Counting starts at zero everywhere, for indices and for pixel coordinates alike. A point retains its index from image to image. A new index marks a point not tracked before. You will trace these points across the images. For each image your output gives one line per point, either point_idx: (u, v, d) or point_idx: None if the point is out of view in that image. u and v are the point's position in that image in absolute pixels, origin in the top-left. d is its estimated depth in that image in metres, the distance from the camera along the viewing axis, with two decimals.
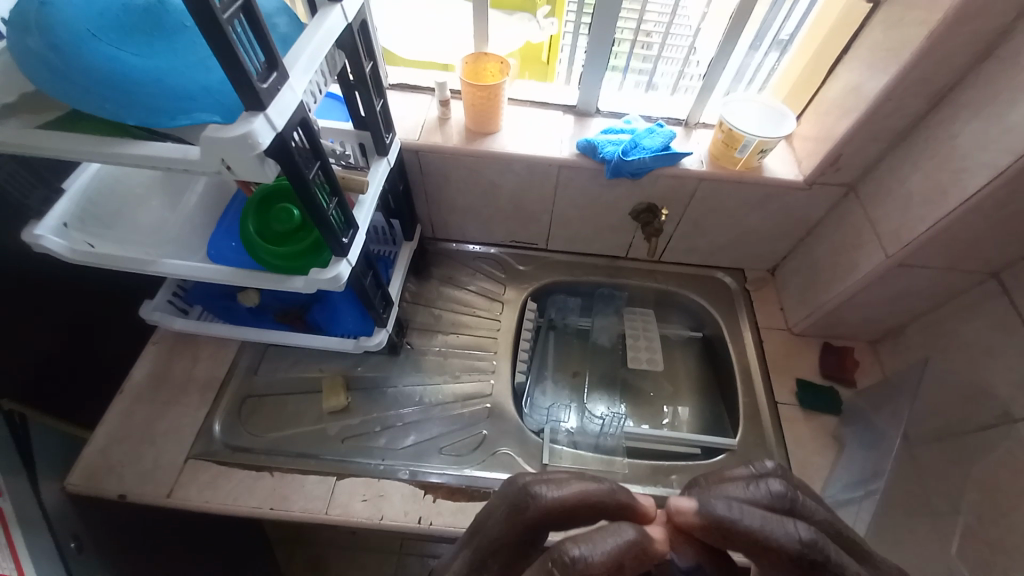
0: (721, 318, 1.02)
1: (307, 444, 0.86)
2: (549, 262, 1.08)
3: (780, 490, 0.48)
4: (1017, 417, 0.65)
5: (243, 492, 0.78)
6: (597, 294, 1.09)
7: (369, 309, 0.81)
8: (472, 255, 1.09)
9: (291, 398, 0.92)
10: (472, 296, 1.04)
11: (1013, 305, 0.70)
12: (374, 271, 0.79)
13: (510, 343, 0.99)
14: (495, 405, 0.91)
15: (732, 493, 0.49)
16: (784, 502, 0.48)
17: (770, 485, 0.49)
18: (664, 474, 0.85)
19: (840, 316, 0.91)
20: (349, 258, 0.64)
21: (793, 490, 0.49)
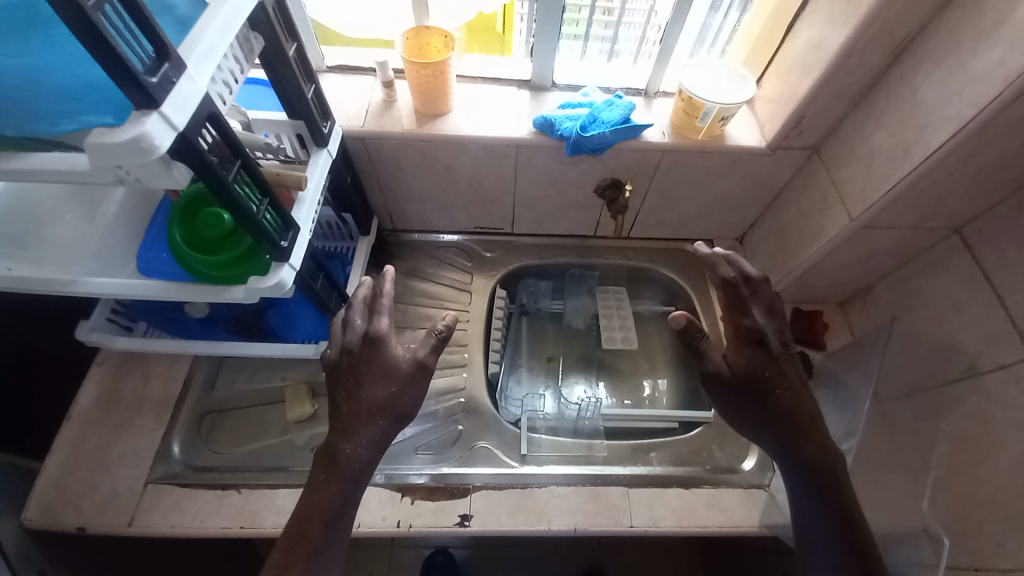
0: (692, 290, 1.01)
1: (275, 457, 0.82)
2: (516, 246, 1.05)
3: (753, 273, 0.67)
4: (984, 369, 0.67)
5: (211, 512, 0.74)
6: (568, 275, 1.06)
7: (320, 305, 0.76)
8: (438, 245, 1.05)
9: (253, 412, 0.86)
10: (441, 287, 1.00)
11: (975, 259, 0.71)
12: (323, 272, 0.74)
13: (482, 333, 0.95)
14: (470, 399, 0.88)
15: (738, 262, 0.67)
16: (754, 280, 0.67)
17: (749, 268, 0.68)
18: (643, 452, 0.84)
19: (808, 281, 0.91)
20: (292, 262, 0.60)
21: (761, 278, 0.67)
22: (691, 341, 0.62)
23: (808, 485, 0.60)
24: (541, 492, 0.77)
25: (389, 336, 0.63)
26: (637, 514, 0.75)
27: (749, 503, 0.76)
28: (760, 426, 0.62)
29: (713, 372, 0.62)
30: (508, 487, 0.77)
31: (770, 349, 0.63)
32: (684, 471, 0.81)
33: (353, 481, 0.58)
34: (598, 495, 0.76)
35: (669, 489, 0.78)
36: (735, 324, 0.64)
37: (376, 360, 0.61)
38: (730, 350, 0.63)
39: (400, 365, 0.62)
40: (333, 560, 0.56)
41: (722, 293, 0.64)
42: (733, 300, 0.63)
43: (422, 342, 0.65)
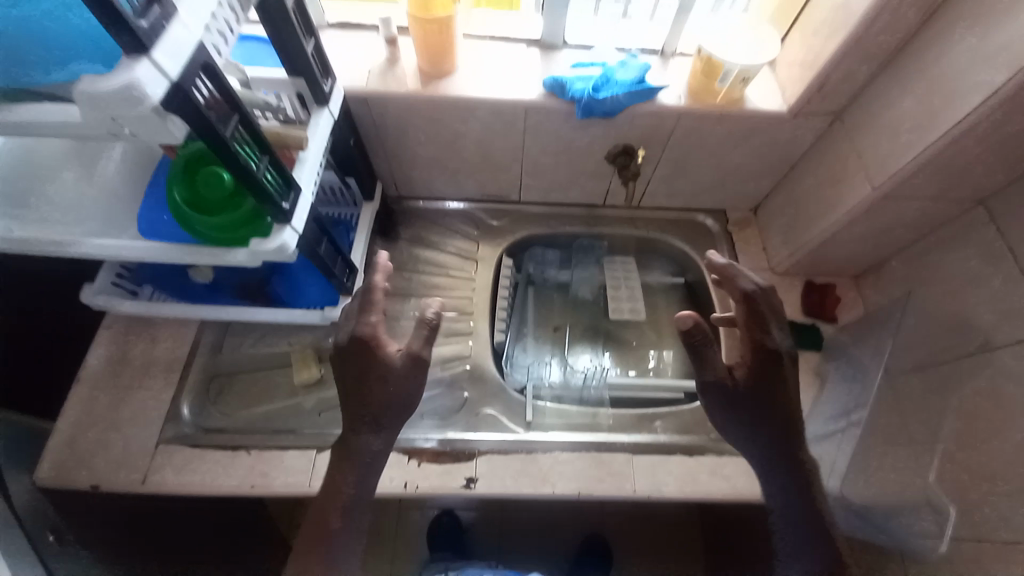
0: (703, 261, 0.99)
1: (284, 420, 0.83)
2: (524, 215, 1.03)
3: (764, 285, 0.67)
4: (998, 345, 0.65)
5: (222, 472, 0.76)
6: (576, 245, 1.04)
7: (327, 274, 0.74)
8: (444, 212, 1.02)
9: (261, 375, 0.87)
10: (447, 256, 0.99)
11: (999, 232, 0.68)
12: (329, 237, 0.72)
13: (488, 302, 0.94)
14: (476, 365, 0.88)
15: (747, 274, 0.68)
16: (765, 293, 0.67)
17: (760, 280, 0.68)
18: (648, 421, 0.84)
19: (823, 254, 0.88)
20: (294, 224, 0.59)
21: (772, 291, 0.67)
22: (694, 344, 0.63)
23: (787, 485, 0.62)
24: (545, 458, 0.77)
25: (379, 332, 0.63)
26: (640, 480, 0.76)
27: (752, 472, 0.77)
28: (747, 434, 0.64)
29: (713, 382, 0.63)
30: (513, 452, 0.78)
31: (778, 368, 0.63)
32: (689, 440, 0.81)
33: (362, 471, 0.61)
34: (602, 461, 0.77)
35: (674, 457, 0.78)
36: (751, 339, 0.64)
37: (365, 355, 0.62)
38: (740, 365, 0.64)
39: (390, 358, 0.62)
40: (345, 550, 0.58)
41: (740, 306, 0.66)
42: (747, 317, 0.65)
43: (417, 336, 0.65)
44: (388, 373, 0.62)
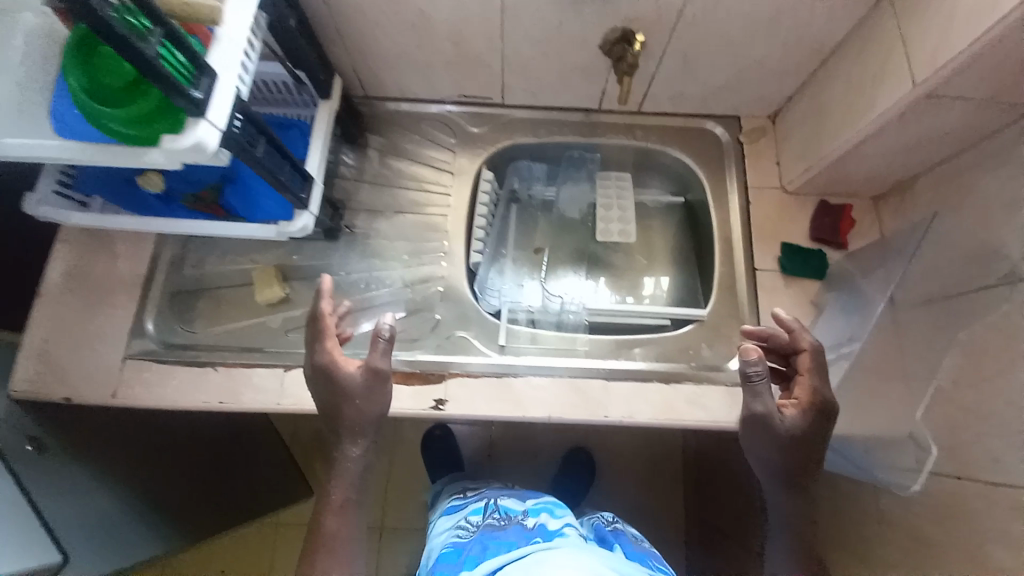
0: (707, 178, 0.88)
1: (251, 337, 0.79)
2: (508, 121, 0.91)
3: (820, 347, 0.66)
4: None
5: (190, 388, 0.75)
6: (565, 158, 0.94)
7: (272, 178, 0.64)
8: (418, 117, 0.91)
9: (225, 293, 0.82)
10: (419, 167, 0.89)
11: None
12: (267, 137, 0.62)
13: (463, 220, 0.86)
14: (449, 288, 0.83)
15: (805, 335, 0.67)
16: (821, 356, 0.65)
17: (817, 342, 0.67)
18: (626, 347, 0.80)
19: (843, 171, 0.77)
20: (212, 119, 0.52)
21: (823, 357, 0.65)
22: (749, 377, 0.59)
23: (796, 509, 0.63)
24: (519, 382, 0.75)
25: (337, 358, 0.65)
26: (613, 407, 0.73)
27: (732, 401, 0.74)
28: (770, 472, 0.63)
29: (761, 415, 0.60)
30: (485, 373, 0.75)
31: (825, 425, 0.62)
32: (667, 367, 0.78)
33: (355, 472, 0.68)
34: (578, 387, 0.74)
35: (651, 384, 0.75)
36: (811, 387, 0.63)
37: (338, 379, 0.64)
38: (794, 404, 0.63)
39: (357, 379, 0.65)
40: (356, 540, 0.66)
41: (807, 355, 0.65)
42: (806, 369, 0.65)
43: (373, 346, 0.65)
44: (354, 393, 0.65)
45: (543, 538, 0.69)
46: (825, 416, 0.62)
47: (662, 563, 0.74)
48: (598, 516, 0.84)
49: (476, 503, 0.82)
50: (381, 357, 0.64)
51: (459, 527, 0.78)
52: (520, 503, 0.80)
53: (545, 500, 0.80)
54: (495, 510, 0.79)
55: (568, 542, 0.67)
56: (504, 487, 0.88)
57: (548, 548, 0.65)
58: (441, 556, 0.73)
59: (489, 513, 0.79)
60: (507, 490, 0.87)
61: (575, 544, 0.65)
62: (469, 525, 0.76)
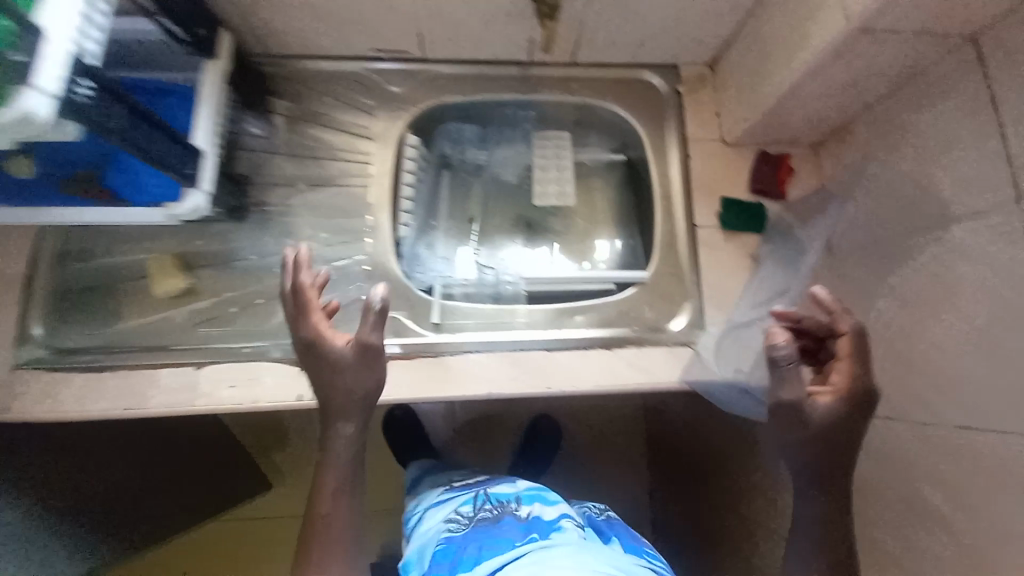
0: (646, 131, 0.83)
1: (155, 335, 0.71)
2: (431, 78, 0.82)
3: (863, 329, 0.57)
4: (956, 219, 0.57)
5: (91, 395, 0.67)
6: (497, 117, 0.87)
7: (139, 152, 0.56)
8: (328, 76, 0.81)
9: (121, 287, 0.73)
10: (334, 134, 0.80)
11: (986, 78, 0.55)
12: (128, 105, 0.53)
13: (388, 189, 0.79)
14: (375, 267, 0.76)
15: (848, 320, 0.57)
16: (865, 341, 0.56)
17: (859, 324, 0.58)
18: (569, 315, 0.76)
19: (781, 117, 0.73)
20: (42, 86, 0.44)
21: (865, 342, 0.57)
22: (774, 362, 0.54)
23: (822, 512, 0.57)
24: (452, 358, 0.71)
25: (323, 333, 0.60)
26: (556, 377, 0.71)
27: (673, 361, 0.72)
28: (792, 461, 0.58)
29: (789, 403, 0.55)
30: (417, 355, 0.71)
31: (861, 417, 0.56)
32: (610, 334, 0.75)
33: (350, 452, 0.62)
34: (517, 359, 0.72)
35: (592, 351, 0.73)
36: (850, 373, 0.56)
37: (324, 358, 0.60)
38: (828, 392, 0.56)
39: (346, 357, 0.59)
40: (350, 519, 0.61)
41: (847, 339, 0.57)
42: (845, 353, 0.57)
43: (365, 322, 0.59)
44: (345, 372, 0.60)
45: (541, 534, 0.66)
46: (863, 408, 0.56)
47: (654, 552, 0.73)
48: (587, 505, 0.82)
49: (465, 494, 0.79)
50: (374, 331, 0.58)
51: (450, 520, 0.74)
52: (511, 489, 0.78)
53: (535, 487, 0.78)
54: (486, 501, 0.76)
55: (568, 540, 0.65)
56: (491, 477, 0.85)
57: (550, 551, 0.63)
58: (434, 554, 0.69)
59: (480, 505, 0.76)
60: (496, 480, 0.84)
61: (575, 544, 0.63)
62: (460, 519, 0.73)
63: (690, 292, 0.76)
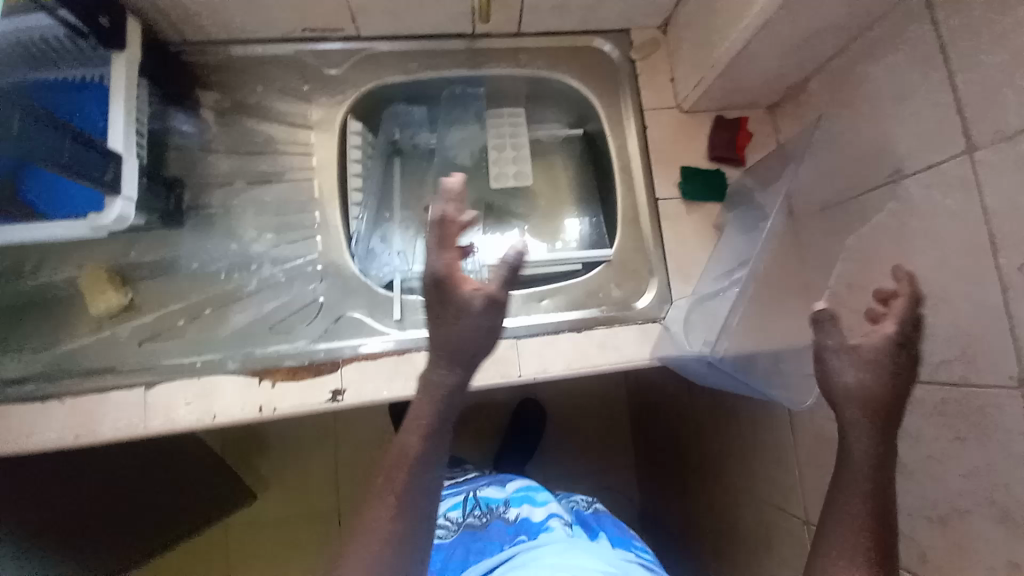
0: (600, 101, 0.81)
1: (99, 356, 0.67)
2: (369, 58, 0.77)
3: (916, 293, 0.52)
4: (909, 173, 0.57)
5: (35, 426, 0.63)
6: (445, 96, 0.83)
7: (48, 161, 0.51)
8: (257, 63, 0.76)
9: (54, 308, 0.68)
10: (271, 126, 0.75)
11: (934, 26, 0.54)
12: (19, 110, 0.48)
13: (336, 180, 0.75)
14: (329, 265, 0.72)
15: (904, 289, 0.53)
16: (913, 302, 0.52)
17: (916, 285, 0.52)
18: (535, 301, 0.74)
19: (736, 79, 0.71)
20: None
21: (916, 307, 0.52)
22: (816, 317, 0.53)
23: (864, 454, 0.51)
24: (420, 355, 0.68)
25: (459, 273, 0.49)
26: (526, 364, 0.70)
27: (643, 338, 0.72)
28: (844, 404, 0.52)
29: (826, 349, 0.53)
30: (381, 355, 0.67)
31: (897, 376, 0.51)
32: (578, 315, 0.74)
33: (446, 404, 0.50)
34: None
35: (561, 336, 0.71)
36: (893, 329, 0.51)
37: (453, 304, 0.49)
38: (869, 340, 0.52)
39: (475, 309, 0.49)
40: (433, 482, 0.49)
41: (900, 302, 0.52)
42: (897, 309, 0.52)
43: (494, 274, 0.50)
44: (466, 324, 0.49)
45: (529, 536, 0.69)
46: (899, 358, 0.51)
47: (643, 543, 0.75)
48: (575, 498, 0.83)
49: (454, 497, 0.79)
50: (503, 285, 0.50)
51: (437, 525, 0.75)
52: (500, 489, 0.79)
53: (523, 483, 0.79)
54: (475, 504, 0.77)
55: (553, 539, 0.67)
56: (477, 475, 0.85)
57: (536, 554, 0.64)
58: None
59: (469, 508, 0.76)
60: (485, 477, 0.85)
61: (564, 542, 0.66)
62: (449, 526, 0.74)
63: (655, 266, 0.76)
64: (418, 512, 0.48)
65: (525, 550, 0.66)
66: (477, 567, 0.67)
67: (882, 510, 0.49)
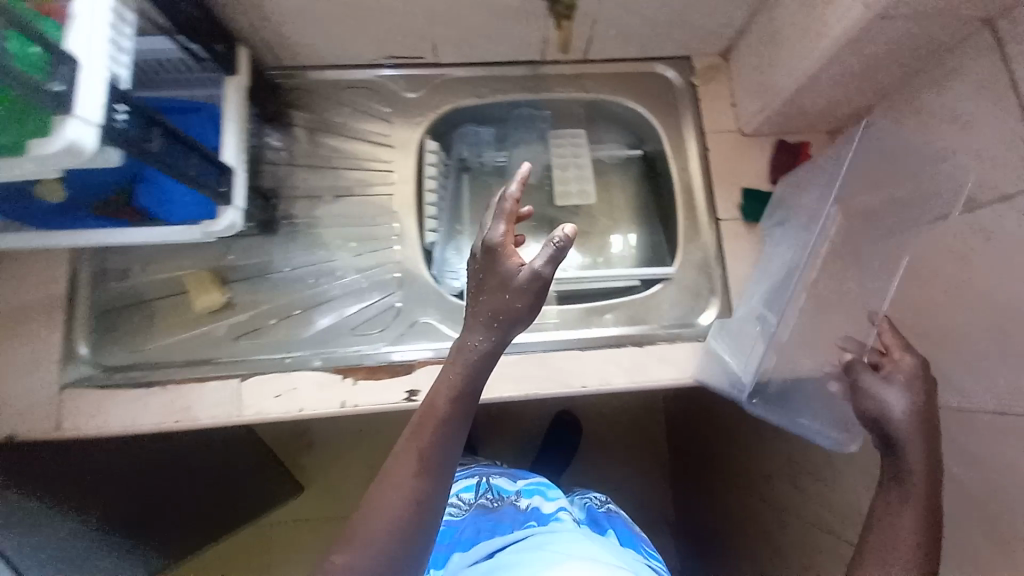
0: (662, 124, 0.84)
1: (197, 349, 0.73)
2: (445, 82, 0.83)
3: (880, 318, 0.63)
4: (982, 204, 0.58)
5: (138, 411, 0.69)
6: (513, 117, 0.88)
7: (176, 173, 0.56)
8: (344, 86, 0.82)
9: (158, 305, 0.75)
10: (355, 143, 0.81)
11: (1005, 61, 0.55)
12: (161, 128, 0.52)
13: (412, 194, 0.81)
14: (405, 273, 0.78)
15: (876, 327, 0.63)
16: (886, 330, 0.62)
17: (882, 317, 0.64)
18: (598, 314, 0.78)
19: (799, 106, 0.74)
20: (83, 114, 0.44)
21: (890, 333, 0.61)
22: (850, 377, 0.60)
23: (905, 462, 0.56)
24: None
25: (504, 245, 0.55)
26: (588, 376, 0.73)
27: (705, 356, 0.74)
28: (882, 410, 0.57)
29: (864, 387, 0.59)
30: None
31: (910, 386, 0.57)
32: (639, 331, 0.76)
33: (473, 369, 0.55)
34: (546, 360, 0.73)
35: (623, 349, 0.74)
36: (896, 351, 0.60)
37: (494, 270, 0.55)
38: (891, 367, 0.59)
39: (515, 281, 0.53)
40: (455, 441, 0.53)
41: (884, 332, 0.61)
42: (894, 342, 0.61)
43: (540, 251, 0.53)
44: (507, 291, 0.54)
45: (539, 523, 0.72)
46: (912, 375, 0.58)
47: (650, 548, 0.78)
48: (589, 497, 0.86)
49: (466, 478, 0.84)
50: (548, 263, 0.52)
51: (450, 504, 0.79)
52: (512, 482, 0.82)
53: (537, 479, 0.82)
54: (487, 489, 0.81)
55: (562, 527, 0.70)
56: (493, 465, 0.89)
57: (544, 539, 0.66)
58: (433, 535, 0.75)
59: (482, 492, 0.81)
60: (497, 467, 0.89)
61: (573, 529, 0.69)
62: (460, 503, 0.79)
63: (716, 285, 0.78)
64: (441, 470, 0.52)
65: (534, 535, 0.68)
66: (487, 543, 0.71)
67: (929, 519, 0.54)
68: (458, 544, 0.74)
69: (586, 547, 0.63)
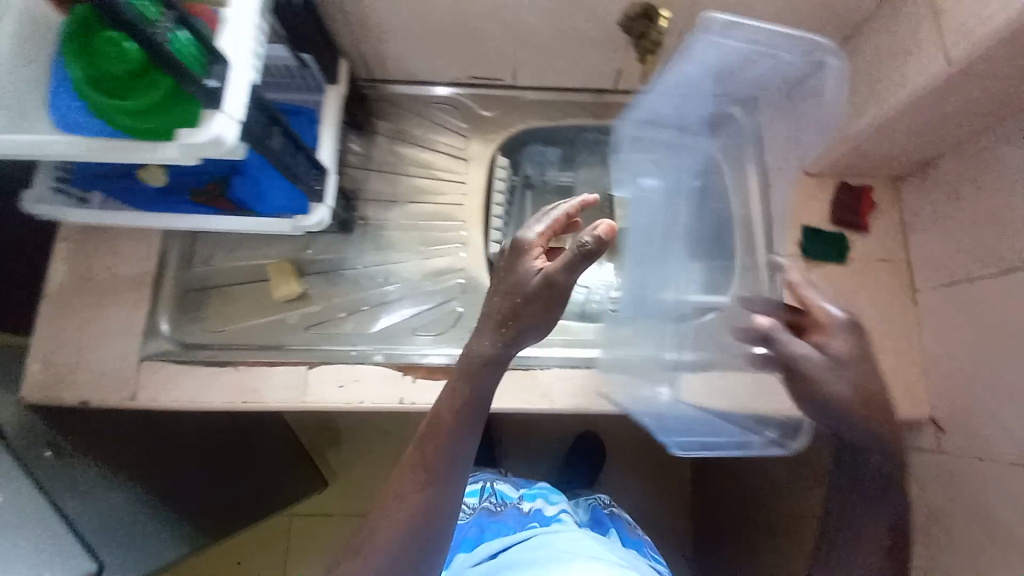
0: None
1: (271, 335, 0.78)
2: (520, 104, 0.88)
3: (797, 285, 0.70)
4: None
5: (209, 387, 0.72)
6: (580, 140, 0.91)
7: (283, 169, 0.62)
8: (426, 101, 0.87)
9: (237, 289, 0.81)
10: (432, 153, 0.86)
11: None
12: (281, 127, 0.58)
13: (481, 207, 0.85)
14: (470, 279, 0.82)
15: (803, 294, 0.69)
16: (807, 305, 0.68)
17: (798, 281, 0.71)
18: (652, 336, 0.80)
19: (866, 151, 0.75)
20: (229, 111, 0.49)
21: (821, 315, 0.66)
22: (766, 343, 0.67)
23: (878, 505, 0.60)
24: None
25: (529, 250, 0.58)
26: None
27: (758, 388, 0.73)
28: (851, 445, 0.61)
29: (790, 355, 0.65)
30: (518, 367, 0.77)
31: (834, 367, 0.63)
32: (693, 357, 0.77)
33: (481, 379, 0.57)
34: None
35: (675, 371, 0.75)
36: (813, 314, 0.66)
37: (512, 267, 0.58)
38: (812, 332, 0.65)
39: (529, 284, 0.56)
40: (465, 451, 0.55)
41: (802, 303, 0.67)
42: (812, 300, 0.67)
43: (562, 256, 0.55)
44: (520, 285, 0.56)
45: (540, 523, 0.74)
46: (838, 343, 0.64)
47: (655, 551, 0.80)
48: (594, 498, 0.88)
49: (471, 483, 0.86)
50: (566, 269, 0.54)
51: None
52: (515, 488, 0.84)
53: (539, 487, 0.84)
54: (491, 494, 0.83)
55: (563, 528, 0.71)
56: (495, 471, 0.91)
57: (546, 539, 0.68)
58: None
59: (485, 496, 0.83)
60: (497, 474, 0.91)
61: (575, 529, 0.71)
62: (465, 506, 0.81)
63: None
64: (451, 481, 0.54)
65: (536, 535, 0.70)
66: (489, 544, 0.72)
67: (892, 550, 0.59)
68: (460, 544, 0.75)
69: (584, 545, 0.65)
